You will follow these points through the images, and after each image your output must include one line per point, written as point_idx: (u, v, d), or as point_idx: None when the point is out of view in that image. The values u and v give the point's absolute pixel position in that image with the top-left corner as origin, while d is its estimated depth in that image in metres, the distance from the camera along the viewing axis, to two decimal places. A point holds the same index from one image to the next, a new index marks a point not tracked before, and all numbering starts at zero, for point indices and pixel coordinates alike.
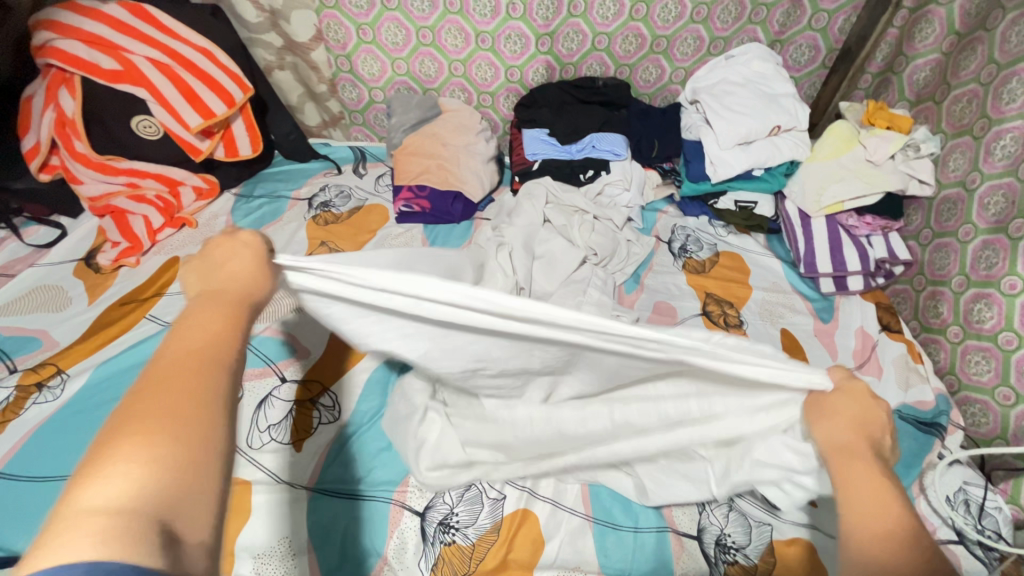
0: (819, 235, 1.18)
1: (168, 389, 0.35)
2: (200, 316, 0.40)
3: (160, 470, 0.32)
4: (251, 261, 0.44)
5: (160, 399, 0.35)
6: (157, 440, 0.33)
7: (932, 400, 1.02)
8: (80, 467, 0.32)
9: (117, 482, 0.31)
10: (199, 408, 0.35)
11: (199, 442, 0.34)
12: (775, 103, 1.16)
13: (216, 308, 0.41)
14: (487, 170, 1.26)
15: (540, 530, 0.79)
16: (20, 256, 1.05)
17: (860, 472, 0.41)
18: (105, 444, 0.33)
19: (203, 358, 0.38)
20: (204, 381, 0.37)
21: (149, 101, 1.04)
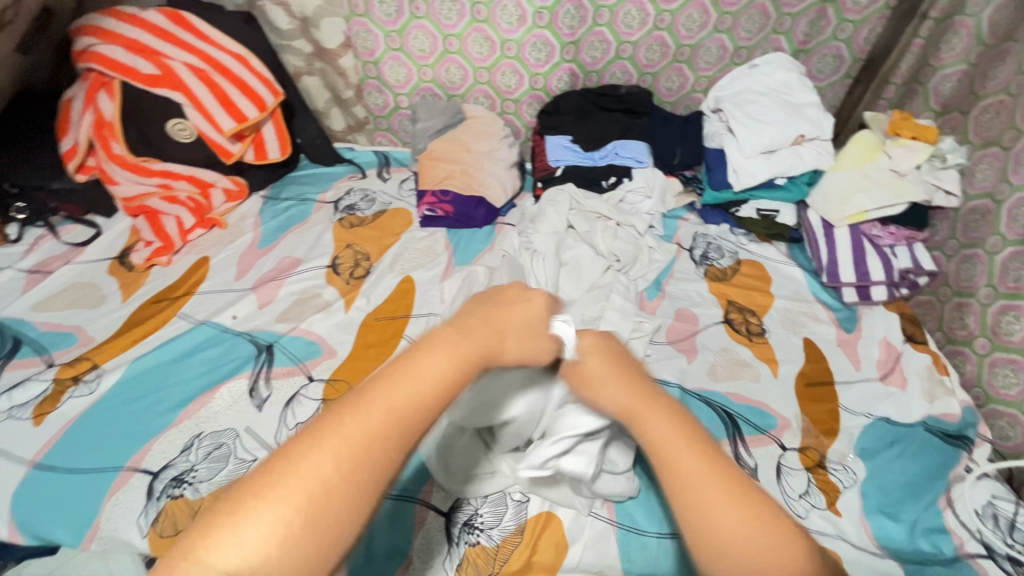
0: (842, 245, 1.18)
1: (370, 436, 0.35)
2: (432, 356, 0.40)
3: (299, 531, 0.32)
4: (520, 327, 0.47)
5: (348, 445, 0.35)
6: (319, 497, 0.33)
7: (958, 412, 1.00)
8: (268, 473, 0.34)
9: (259, 530, 0.32)
10: (372, 472, 0.35)
11: (343, 513, 0.34)
12: (799, 112, 1.16)
13: (455, 351, 0.41)
14: (510, 176, 1.27)
15: (563, 533, 0.79)
16: (57, 253, 1.08)
17: (655, 417, 0.43)
18: (280, 470, 0.34)
19: (412, 414, 0.37)
20: (397, 443, 0.36)
21: (185, 105, 1.07)
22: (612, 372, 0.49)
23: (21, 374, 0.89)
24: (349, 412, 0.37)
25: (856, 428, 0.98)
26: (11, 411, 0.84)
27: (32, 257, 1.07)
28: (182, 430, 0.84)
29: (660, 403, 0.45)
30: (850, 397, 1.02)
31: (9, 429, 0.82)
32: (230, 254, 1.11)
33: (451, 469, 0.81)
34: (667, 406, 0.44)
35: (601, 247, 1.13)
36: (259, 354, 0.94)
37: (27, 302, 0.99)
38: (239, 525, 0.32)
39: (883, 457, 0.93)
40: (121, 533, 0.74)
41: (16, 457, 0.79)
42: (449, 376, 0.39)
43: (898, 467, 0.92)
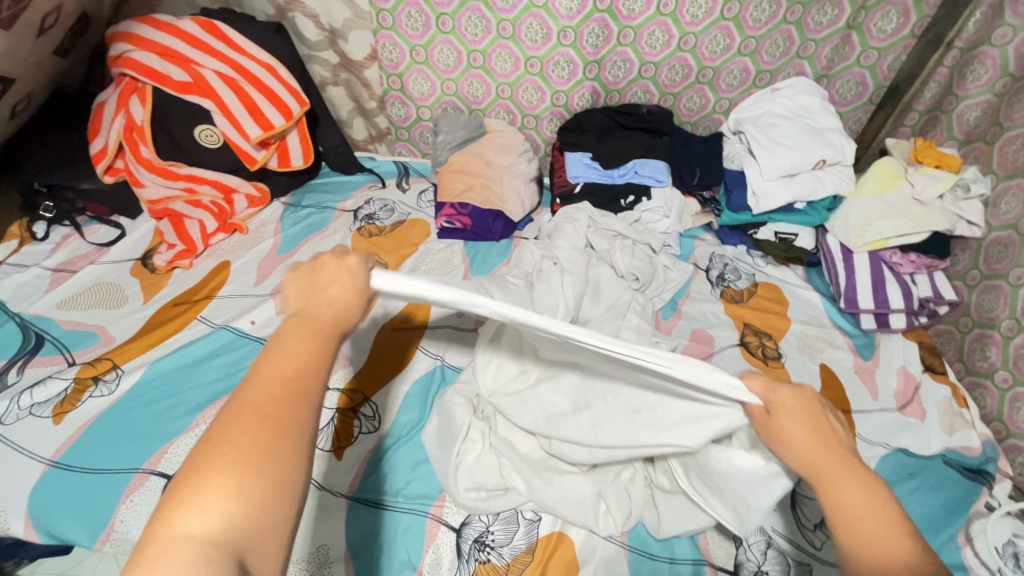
0: (862, 271, 1.17)
1: (259, 422, 0.37)
2: (287, 343, 0.41)
3: (233, 512, 0.34)
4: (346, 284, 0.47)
5: (246, 433, 0.36)
6: (240, 481, 0.35)
7: (978, 446, 0.99)
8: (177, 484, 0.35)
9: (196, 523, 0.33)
10: (280, 450, 0.37)
11: (271, 485, 0.36)
12: (821, 137, 1.16)
13: (302, 334, 0.43)
14: (528, 191, 1.28)
15: (575, 554, 0.78)
16: (82, 252, 1.10)
17: (847, 485, 0.45)
18: (190, 478, 0.35)
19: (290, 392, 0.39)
20: (288, 419, 0.38)
21: (214, 112, 1.09)
22: (808, 426, 0.49)
23: (43, 372, 0.90)
24: (232, 412, 0.38)
25: (872, 458, 0.96)
26: (31, 409, 0.85)
27: (57, 256, 1.09)
28: (197, 434, 0.84)
29: (854, 471, 0.46)
30: (867, 426, 1.01)
31: (29, 427, 0.83)
32: (251, 259, 1.12)
33: (460, 484, 0.81)
34: (859, 473, 0.46)
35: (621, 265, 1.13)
36: None
37: (51, 300, 1.00)
38: (169, 530, 0.33)
39: (899, 490, 0.92)
40: (135, 536, 0.75)
41: (34, 455, 0.80)
42: (305, 353, 0.41)
43: (916, 500, 0.91)
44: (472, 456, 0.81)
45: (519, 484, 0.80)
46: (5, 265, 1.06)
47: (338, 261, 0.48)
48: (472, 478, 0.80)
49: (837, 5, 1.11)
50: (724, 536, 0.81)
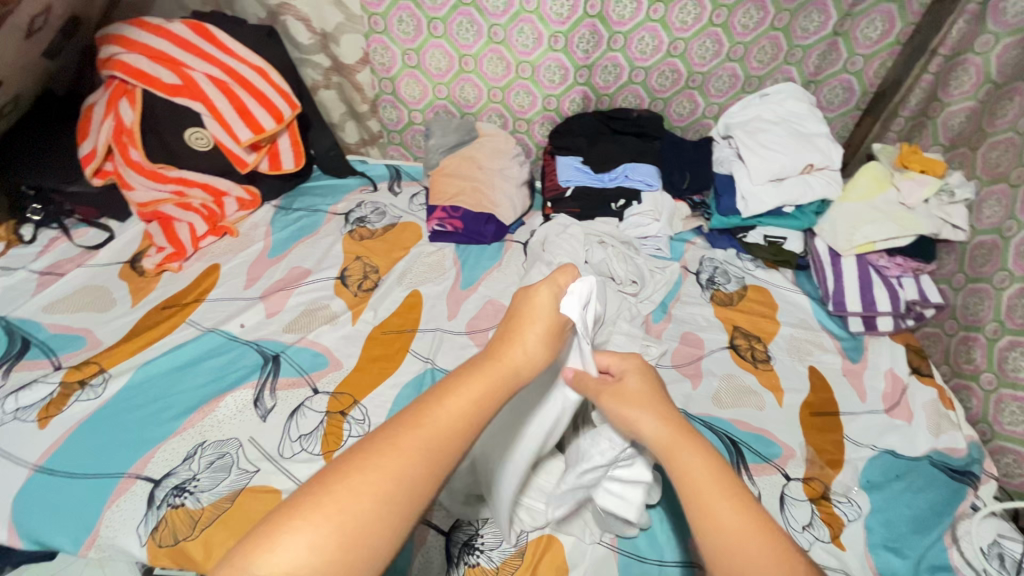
0: (849, 274, 1.18)
1: (413, 459, 0.41)
2: (466, 384, 0.47)
3: (339, 539, 0.37)
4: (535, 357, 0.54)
5: (393, 463, 0.41)
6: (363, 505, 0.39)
7: (964, 448, 1.00)
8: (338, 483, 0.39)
9: (311, 535, 0.36)
10: (406, 494, 0.40)
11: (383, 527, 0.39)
12: (808, 142, 1.17)
13: (481, 381, 0.48)
14: (520, 194, 1.29)
15: (565, 557, 0.78)
16: (70, 255, 1.09)
17: (689, 456, 0.48)
18: (331, 486, 0.39)
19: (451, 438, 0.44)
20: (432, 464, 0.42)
21: (204, 115, 1.09)
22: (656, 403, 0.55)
23: (29, 375, 0.89)
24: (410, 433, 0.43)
25: (860, 460, 0.97)
26: (16, 413, 0.84)
27: (44, 259, 1.08)
28: (185, 438, 0.84)
29: (700, 443, 0.50)
30: (854, 427, 1.02)
31: (14, 431, 0.82)
32: (241, 262, 1.12)
33: (451, 491, 0.79)
34: (702, 445, 0.50)
35: (618, 275, 1.14)
36: (265, 364, 0.94)
37: (38, 304, 0.99)
38: (295, 525, 0.37)
39: (886, 491, 0.93)
40: (120, 542, 0.74)
41: (18, 460, 0.79)
42: (475, 404, 0.46)
43: (903, 501, 0.92)
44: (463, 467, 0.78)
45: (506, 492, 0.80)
46: None
47: (547, 329, 0.55)
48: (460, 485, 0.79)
49: (823, 12, 1.13)
50: None
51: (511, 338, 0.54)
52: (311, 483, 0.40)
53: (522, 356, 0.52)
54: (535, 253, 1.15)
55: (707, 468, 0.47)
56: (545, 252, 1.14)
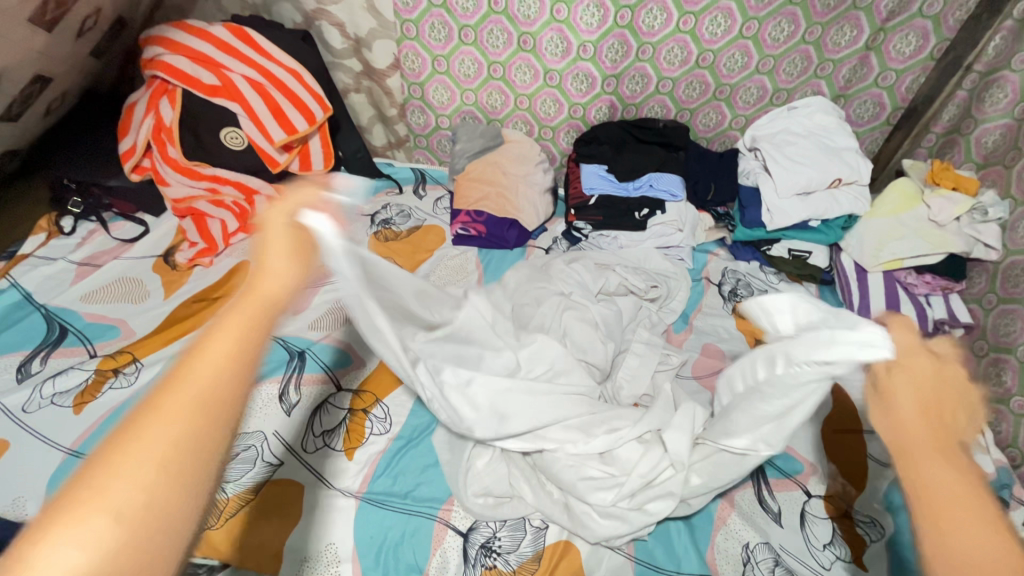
0: (876, 292, 1.16)
1: (172, 443, 0.32)
2: (217, 333, 0.37)
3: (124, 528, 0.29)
4: (288, 257, 0.44)
5: (158, 454, 0.31)
6: (123, 518, 0.29)
7: (993, 472, 0.97)
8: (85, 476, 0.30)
9: (78, 545, 0.28)
10: (192, 467, 0.32)
11: (173, 515, 0.31)
12: (837, 156, 1.17)
13: (238, 322, 0.38)
14: (543, 201, 1.30)
15: (581, 563, 0.78)
16: (107, 248, 1.12)
17: (937, 461, 0.44)
18: (72, 503, 0.29)
19: (212, 398, 0.34)
20: (200, 434, 0.33)
21: (240, 115, 1.12)
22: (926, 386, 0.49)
23: (65, 363, 0.92)
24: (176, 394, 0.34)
25: None
26: (53, 398, 0.87)
27: (83, 250, 1.11)
28: None
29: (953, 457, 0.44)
30: None
31: (50, 415, 0.84)
32: None
33: (468, 488, 0.82)
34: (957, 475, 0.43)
35: (638, 287, 1.13)
36: (291, 360, 0.96)
37: (76, 293, 1.03)
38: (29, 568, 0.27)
39: None
40: None
41: (54, 443, 0.81)
42: (236, 363, 0.36)
43: None
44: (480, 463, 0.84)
45: (527, 493, 0.82)
46: (31, 257, 1.08)
47: (284, 235, 0.46)
48: (476, 482, 0.82)
49: (856, 26, 1.12)
50: (731, 553, 0.81)
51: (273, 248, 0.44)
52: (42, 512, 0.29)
53: (279, 286, 0.41)
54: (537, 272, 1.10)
55: (943, 472, 0.43)
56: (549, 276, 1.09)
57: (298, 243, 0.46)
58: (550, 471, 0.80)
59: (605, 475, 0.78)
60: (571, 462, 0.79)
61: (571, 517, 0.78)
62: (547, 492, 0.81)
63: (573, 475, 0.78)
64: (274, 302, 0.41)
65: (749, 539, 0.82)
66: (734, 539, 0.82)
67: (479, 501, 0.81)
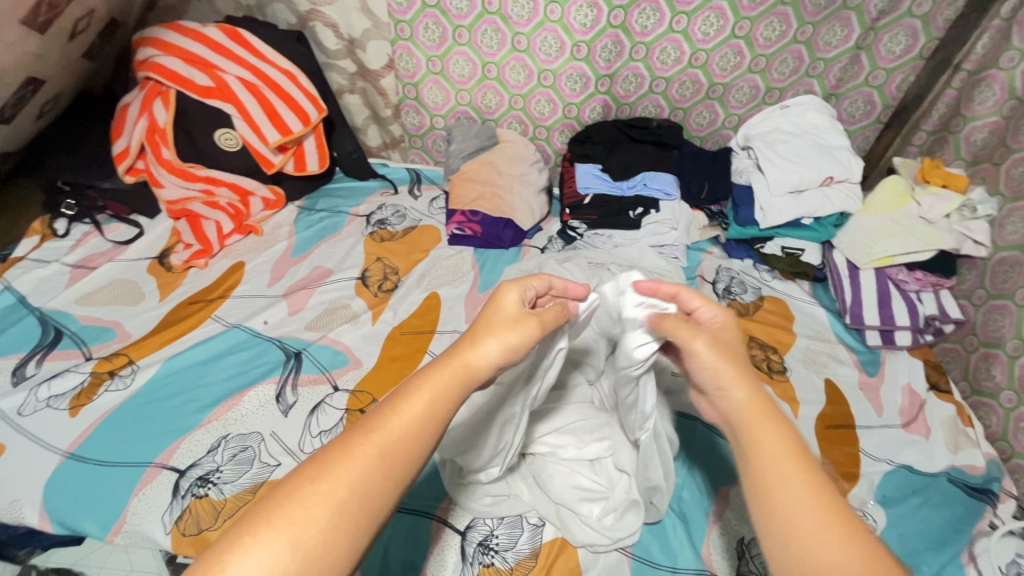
0: (867, 287, 1.19)
1: (354, 488, 0.39)
2: (416, 399, 0.45)
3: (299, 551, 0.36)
4: (498, 344, 0.51)
5: (340, 495, 0.39)
6: (303, 542, 0.36)
7: (983, 465, 0.99)
8: (290, 486, 0.39)
9: (264, 553, 0.35)
10: (357, 516, 0.38)
11: (331, 559, 0.37)
12: (829, 155, 1.18)
13: (430, 393, 0.45)
14: (539, 200, 1.30)
15: (578, 560, 0.79)
16: (101, 250, 1.11)
17: (769, 430, 0.46)
18: (279, 508, 0.37)
19: (396, 457, 0.41)
20: (376, 486, 0.40)
21: (235, 116, 1.12)
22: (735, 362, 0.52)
23: (60, 365, 0.91)
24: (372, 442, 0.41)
25: (876, 474, 0.97)
26: (48, 401, 0.86)
27: (77, 253, 1.10)
28: (209, 430, 0.85)
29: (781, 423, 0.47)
30: (871, 442, 1.01)
31: (46, 418, 0.84)
32: (265, 260, 1.14)
33: (469, 491, 0.81)
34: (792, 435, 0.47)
35: None
36: (288, 361, 0.96)
37: (71, 295, 1.02)
38: (245, 550, 0.35)
39: (904, 505, 0.92)
40: (145, 529, 0.75)
41: (49, 446, 0.81)
42: (419, 429, 0.43)
43: (920, 517, 0.91)
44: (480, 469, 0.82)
45: (525, 492, 0.82)
46: (25, 260, 1.08)
47: (511, 317, 0.54)
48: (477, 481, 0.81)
49: (846, 25, 1.13)
50: (726, 546, 0.82)
51: (480, 327, 0.53)
52: (265, 499, 0.38)
53: (470, 365, 0.49)
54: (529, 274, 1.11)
55: (783, 441, 0.46)
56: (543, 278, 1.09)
57: (524, 323, 0.54)
58: (543, 475, 0.81)
59: (595, 484, 0.80)
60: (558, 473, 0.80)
61: (564, 520, 0.79)
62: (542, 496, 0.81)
63: (563, 481, 0.80)
64: (467, 380, 0.48)
65: (744, 534, 0.82)
66: (729, 534, 0.82)
67: (477, 502, 0.81)
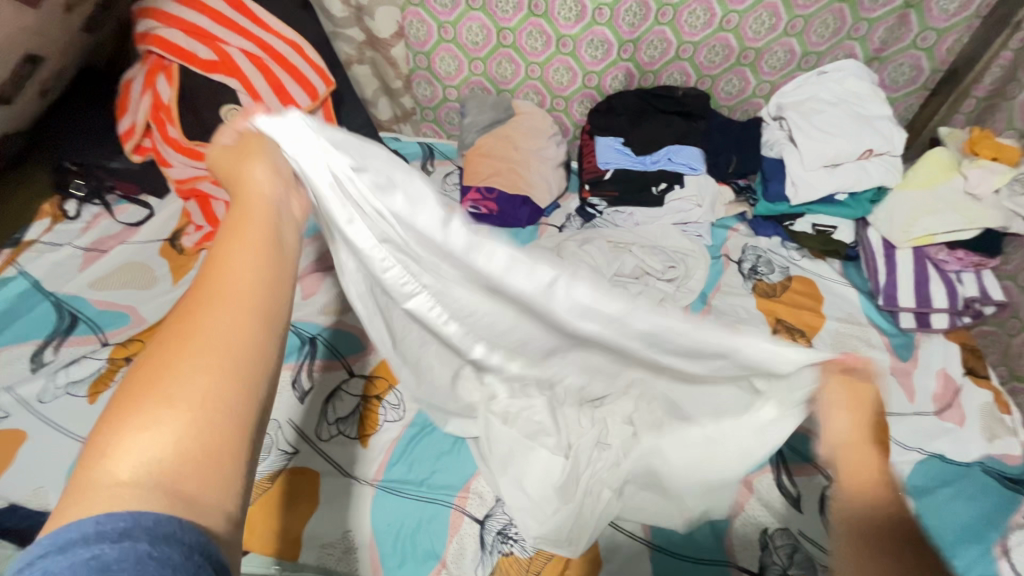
0: (904, 267, 1.13)
1: (221, 345, 0.34)
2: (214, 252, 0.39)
3: (185, 437, 0.31)
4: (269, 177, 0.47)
5: (198, 361, 0.33)
6: (181, 423, 0.31)
7: (1020, 455, 0.95)
8: (119, 407, 0.32)
9: (148, 451, 0.30)
10: (224, 380, 0.33)
11: (230, 421, 0.33)
12: (868, 125, 1.10)
13: (250, 251, 0.40)
14: (557, 175, 1.25)
15: (598, 550, 0.79)
16: (113, 232, 1.10)
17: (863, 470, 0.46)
18: (133, 404, 0.32)
19: (235, 304, 0.36)
20: (227, 345, 0.35)
21: (240, 92, 1.06)
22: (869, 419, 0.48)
23: (78, 351, 0.91)
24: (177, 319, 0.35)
25: (907, 463, 0.94)
26: (67, 387, 0.86)
27: (88, 235, 1.09)
28: None
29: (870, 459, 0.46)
30: (902, 430, 0.98)
31: (66, 405, 0.84)
32: None
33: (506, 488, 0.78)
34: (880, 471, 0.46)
35: (655, 269, 1.09)
36: (303, 346, 0.95)
37: (84, 280, 1.01)
38: (122, 445, 0.30)
39: (936, 496, 0.89)
40: None
41: (71, 433, 0.81)
42: (256, 268, 0.39)
43: (951, 508, 0.88)
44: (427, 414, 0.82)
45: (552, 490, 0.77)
46: (38, 244, 1.07)
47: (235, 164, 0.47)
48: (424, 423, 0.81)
49: None
50: (748, 538, 0.81)
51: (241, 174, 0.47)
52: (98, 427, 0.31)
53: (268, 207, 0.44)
54: None
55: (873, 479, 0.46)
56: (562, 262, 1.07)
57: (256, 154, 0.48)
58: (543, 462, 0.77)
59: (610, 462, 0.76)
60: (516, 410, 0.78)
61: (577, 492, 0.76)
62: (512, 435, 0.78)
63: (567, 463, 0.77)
64: (276, 214, 0.44)
65: (768, 525, 0.83)
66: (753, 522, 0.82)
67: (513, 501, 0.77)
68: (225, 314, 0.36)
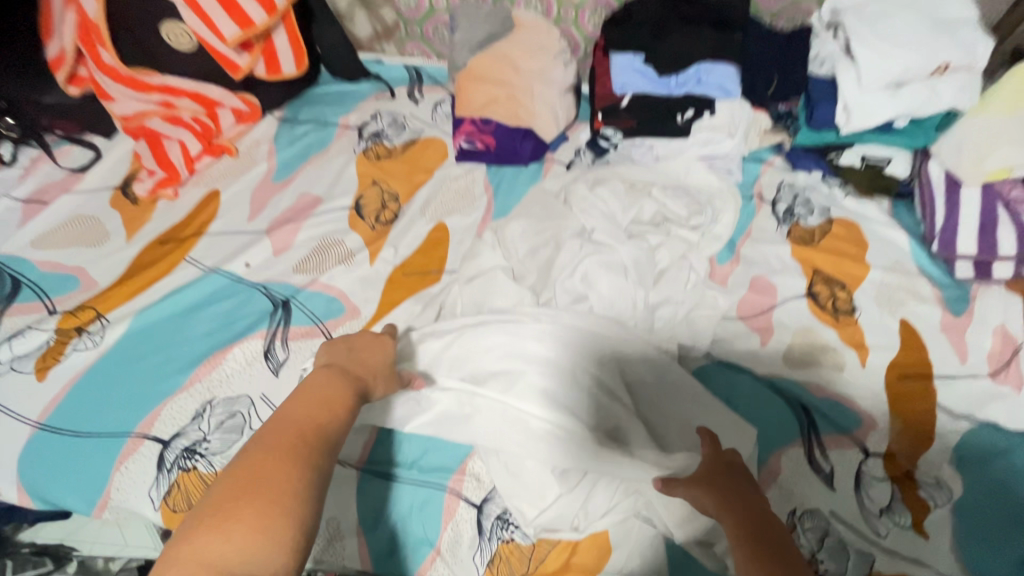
0: (969, 208, 0.97)
1: (293, 461, 0.47)
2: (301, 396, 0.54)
3: (257, 527, 0.42)
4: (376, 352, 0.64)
5: (278, 472, 0.45)
6: (258, 516, 0.42)
7: None
8: (211, 509, 0.43)
9: (228, 537, 0.41)
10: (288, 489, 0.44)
11: (283, 521, 0.42)
12: (948, 34, 0.90)
13: (329, 394, 0.54)
14: (564, 103, 1.07)
15: (607, 536, 0.68)
16: (55, 180, 0.97)
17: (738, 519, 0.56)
18: (224, 503, 0.43)
19: (316, 435, 0.50)
20: (299, 461, 0.47)
21: (179, 5, 0.89)
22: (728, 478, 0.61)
23: (21, 321, 0.81)
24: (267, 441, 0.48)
25: (955, 434, 0.83)
26: (13, 363, 0.77)
27: (28, 184, 0.96)
28: (192, 394, 0.76)
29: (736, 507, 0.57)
30: (951, 396, 0.87)
31: (12, 383, 0.76)
32: (243, 187, 0.98)
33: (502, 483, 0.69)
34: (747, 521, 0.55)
35: (678, 215, 0.94)
36: (275, 311, 0.84)
37: (27, 237, 0.89)
38: (213, 533, 0.41)
39: (990, 468, 0.79)
40: (133, 506, 0.69)
41: (19, 415, 0.73)
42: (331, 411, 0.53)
43: (1004, 485, 0.78)
44: (403, 406, 0.72)
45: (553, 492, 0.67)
46: None
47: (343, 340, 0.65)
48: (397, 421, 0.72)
49: None
50: None
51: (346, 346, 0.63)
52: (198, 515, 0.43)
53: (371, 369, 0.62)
54: (555, 205, 0.94)
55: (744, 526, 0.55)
56: (570, 209, 0.93)
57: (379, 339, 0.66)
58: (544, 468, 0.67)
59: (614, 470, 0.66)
60: (507, 391, 0.70)
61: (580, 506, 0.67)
62: (506, 415, 0.69)
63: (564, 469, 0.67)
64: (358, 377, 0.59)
65: (797, 506, 0.75)
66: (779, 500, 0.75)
67: (512, 496, 0.68)
68: (307, 442, 0.49)
